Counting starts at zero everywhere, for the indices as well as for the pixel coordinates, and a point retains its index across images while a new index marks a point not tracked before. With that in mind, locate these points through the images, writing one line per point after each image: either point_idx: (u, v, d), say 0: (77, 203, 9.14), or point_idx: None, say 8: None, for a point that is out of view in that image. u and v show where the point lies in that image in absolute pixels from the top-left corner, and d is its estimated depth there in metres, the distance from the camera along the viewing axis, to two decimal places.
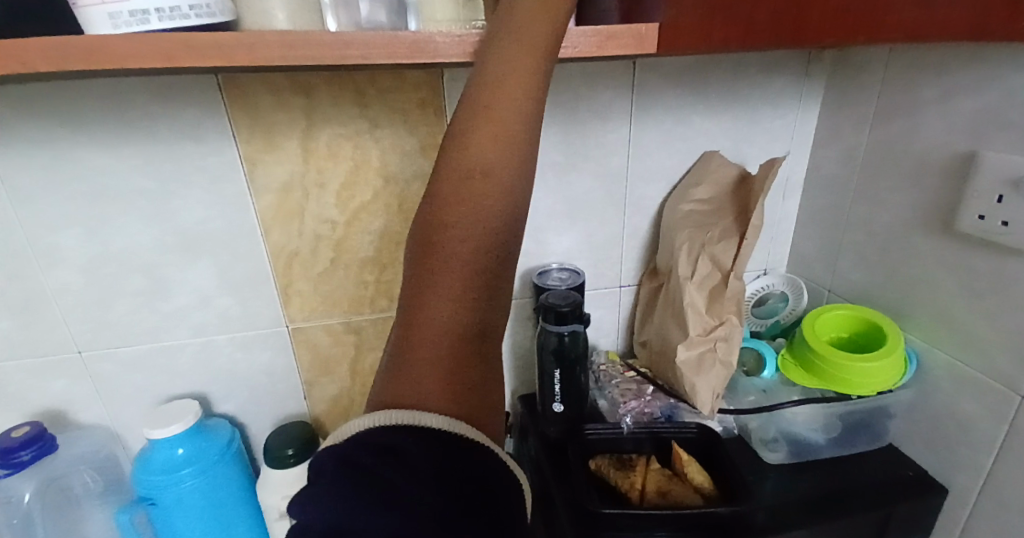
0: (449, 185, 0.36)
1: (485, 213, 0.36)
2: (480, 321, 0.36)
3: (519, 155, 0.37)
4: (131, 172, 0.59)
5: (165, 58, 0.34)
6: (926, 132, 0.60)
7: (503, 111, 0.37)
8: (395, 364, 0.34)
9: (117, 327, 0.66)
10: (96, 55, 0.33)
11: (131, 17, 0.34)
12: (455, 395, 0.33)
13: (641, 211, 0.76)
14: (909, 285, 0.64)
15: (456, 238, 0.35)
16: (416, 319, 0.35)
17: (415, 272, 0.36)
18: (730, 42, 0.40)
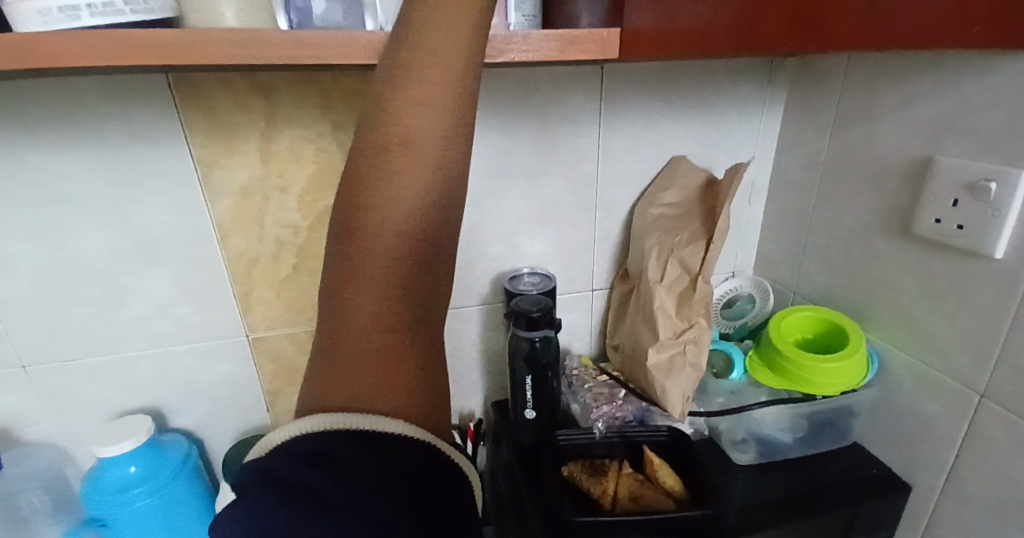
0: (373, 190, 0.36)
1: (410, 200, 0.36)
2: (409, 305, 0.38)
3: (446, 133, 0.36)
4: (81, 177, 0.56)
5: (101, 55, 0.32)
6: (885, 137, 0.61)
7: (428, 96, 0.35)
8: (330, 347, 0.37)
9: (67, 339, 0.63)
10: (27, 54, 0.32)
11: (61, 13, 0.32)
12: (394, 376, 0.37)
13: (611, 215, 0.77)
14: (872, 287, 0.66)
15: (380, 241, 0.36)
16: (344, 312, 0.37)
17: (341, 264, 0.37)
18: (692, 50, 0.40)
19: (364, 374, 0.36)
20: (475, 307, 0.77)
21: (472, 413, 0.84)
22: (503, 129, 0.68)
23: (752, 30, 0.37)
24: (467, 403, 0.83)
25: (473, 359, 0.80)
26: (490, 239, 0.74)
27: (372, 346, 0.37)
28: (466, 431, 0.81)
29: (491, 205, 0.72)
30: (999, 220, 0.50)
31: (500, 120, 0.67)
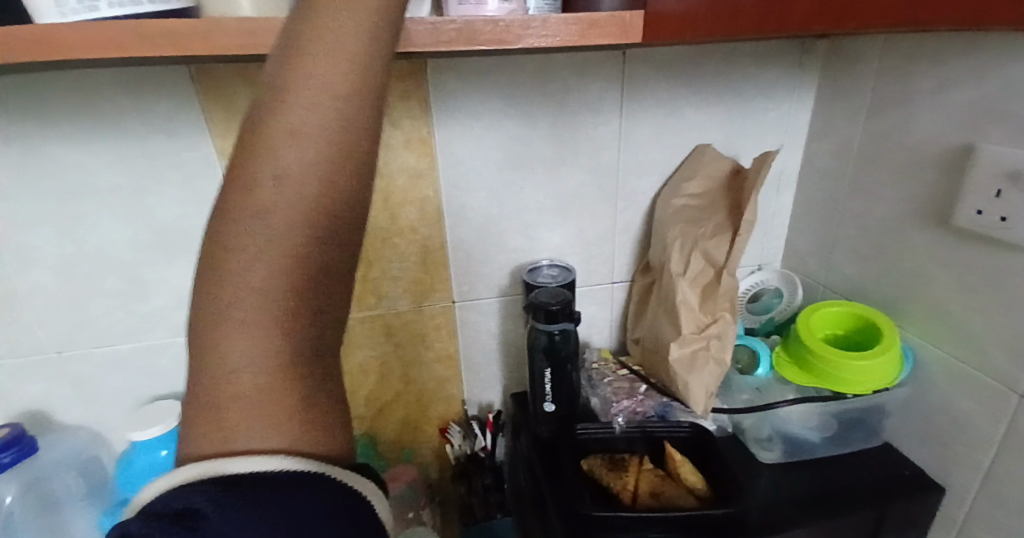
0: (245, 202, 0.26)
1: (286, 203, 0.26)
2: (303, 342, 0.29)
3: (339, 118, 0.27)
4: (108, 170, 0.57)
5: (116, 46, 0.33)
6: (920, 124, 0.59)
7: (316, 73, 0.26)
8: (197, 397, 0.29)
9: (96, 328, 0.64)
10: (46, 46, 0.32)
11: (78, 4, 0.32)
12: (280, 427, 0.29)
13: (632, 206, 0.75)
14: (905, 281, 0.63)
15: (253, 265, 0.26)
16: (214, 356, 0.28)
17: (205, 295, 0.27)
18: (716, 33, 0.38)
19: (240, 426, 0.28)
20: (494, 298, 0.77)
21: (491, 406, 0.84)
22: (522, 118, 0.67)
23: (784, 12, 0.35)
24: (486, 394, 0.83)
25: (491, 351, 0.80)
26: (509, 231, 0.73)
27: (250, 393, 0.28)
28: (486, 423, 0.81)
29: (510, 196, 0.71)
30: None
31: (519, 108, 0.66)
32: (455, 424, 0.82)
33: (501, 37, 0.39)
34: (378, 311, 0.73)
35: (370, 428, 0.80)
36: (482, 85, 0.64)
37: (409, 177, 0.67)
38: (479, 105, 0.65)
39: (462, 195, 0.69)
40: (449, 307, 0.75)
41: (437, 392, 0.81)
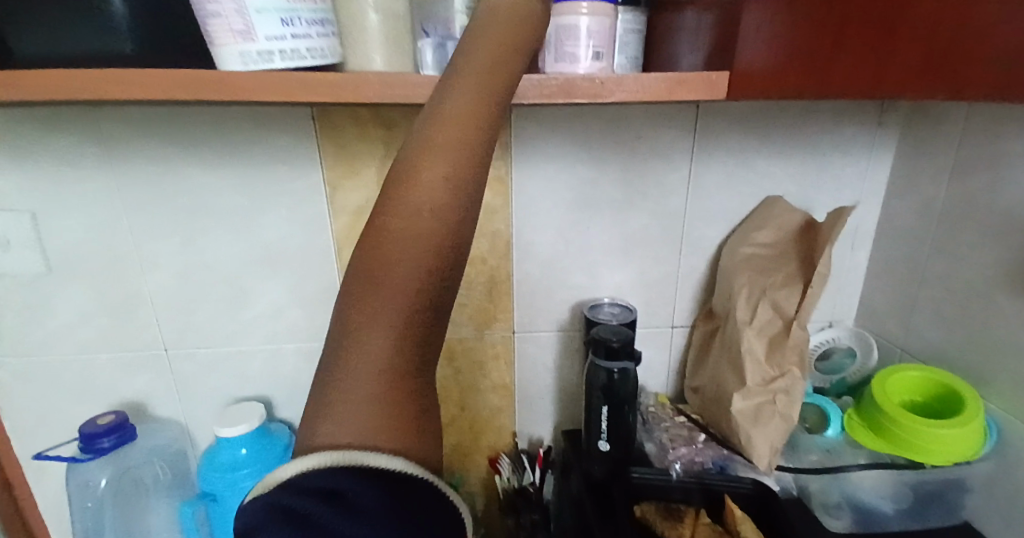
0: (393, 210, 0.30)
1: (420, 215, 0.30)
2: (422, 349, 0.31)
3: (468, 152, 0.31)
4: (229, 190, 0.65)
5: (284, 94, 0.36)
6: (1009, 188, 0.58)
7: (452, 119, 0.32)
8: (323, 394, 0.30)
9: (200, 329, 0.71)
10: (223, 88, 0.35)
11: (257, 55, 0.35)
12: (396, 427, 0.29)
13: (697, 251, 0.76)
14: (992, 349, 0.61)
15: (395, 266, 0.29)
16: (343, 355, 0.30)
17: (349, 294, 0.30)
18: (808, 90, 0.37)
19: (362, 424, 0.29)
20: (554, 333, 0.79)
21: (543, 440, 0.85)
22: (594, 163, 0.70)
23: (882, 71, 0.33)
24: (538, 428, 0.84)
25: (548, 384, 0.82)
26: (572, 267, 0.75)
27: (374, 393, 0.29)
28: (537, 457, 0.82)
29: (577, 233, 0.74)
30: None
31: (591, 152, 0.70)
32: (505, 456, 0.83)
33: (593, 91, 0.42)
34: None
35: None
36: (559, 130, 0.68)
37: (484, 211, 0.71)
38: (555, 148, 0.69)
39: (531, 230, 0.73)
40: (509, 337, 0.78)
41: (491, 421, 0.83)
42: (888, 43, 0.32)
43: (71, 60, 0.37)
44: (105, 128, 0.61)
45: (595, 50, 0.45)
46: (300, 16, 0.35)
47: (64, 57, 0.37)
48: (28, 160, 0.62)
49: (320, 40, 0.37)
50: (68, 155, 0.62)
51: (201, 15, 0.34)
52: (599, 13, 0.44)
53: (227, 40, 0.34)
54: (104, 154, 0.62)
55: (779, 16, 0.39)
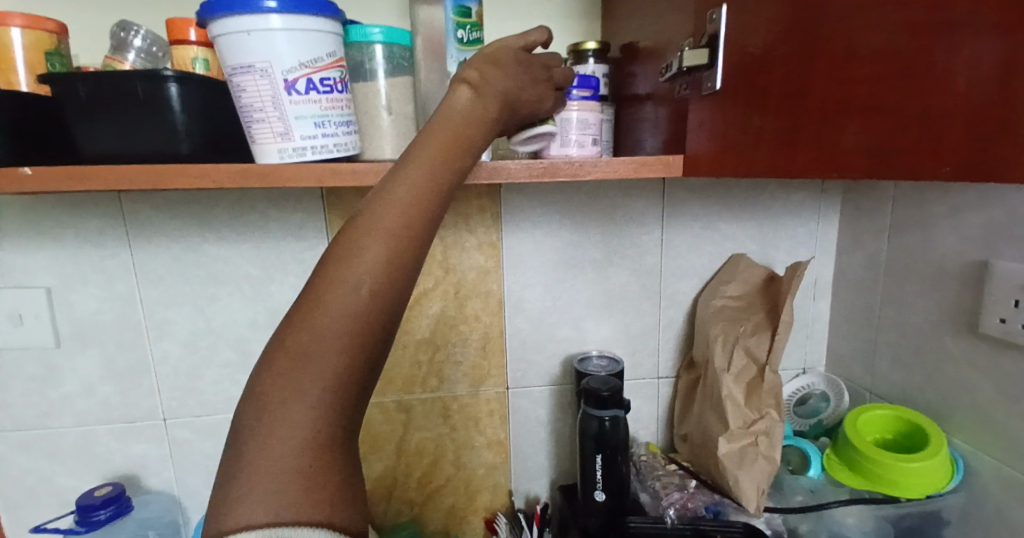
0: (331, 293, 0.33)
1: (356, 294, 0.33)
2: (345, 423, 0.33)
3: (408, 234, 0.35)
4: (242, 264, 0.70)
5: (315, 182, 0.41)
6: (939, 243, 0.65)
7: (393, 203, 0.35)
8: (241, 468, 0.31)
9: (203, 396, 0.74)
10: (270, 178, 0.41)
11: (293, 150, 0.40)
12: (317, 499, 0.31)
13: (675, 305, 0.82)
14: (945, 388, 0.66)
15: (325, 345, 0.32)
16: (265, 428, 0.31)
17: (274, 371, 0.32)
18: (740, 172, 0.43)
19: (283, 495, 0.30)
20: (545, 387, 0.82)
21: (538, 497, 0.87)
22: (576, 229, 0.77)
23: (790, 158, 0.38)
24: (533, 485, 0.86)
25: (541, 439, 0.84)
26: (560, 322, 0.80)
27: (295, 465, 0.31)
28: (533, 515, 0.83)
29: (562, 291, 0.79)
30: None
31: (574, 220, 0.77)
32: (501, 516, 0.84)
33: (575, 171, 0.49)
34: (438, 394, 0.80)
35: (421, 513, 0.84)
36: (542, 200, 0.75)
37: (476, 273, 0.77)
38: (539, 216, 0.76)
39: (520, 290, 0.78)
40: (502, 393, 0.82)
41: (485, 479, 0.85)
42: (793, 141, 0.38)
43: (128, 157, 0.43)
44: (127, 208, 0.67)
45: (593, 138, 0.54)
46: (331, 120, 0.41)
47: (130, 153, 0.43)
48: (51, 239, 0.66)
49: (346, 137, 0.42)
50: (92, 234, 0.67)
51: (248, 121, 0.40)
52: (591, 109, 0.53)
53: (269, 141, 0.40)
54: (124, 233, 0.67)
55: (711, 120, 0.45)
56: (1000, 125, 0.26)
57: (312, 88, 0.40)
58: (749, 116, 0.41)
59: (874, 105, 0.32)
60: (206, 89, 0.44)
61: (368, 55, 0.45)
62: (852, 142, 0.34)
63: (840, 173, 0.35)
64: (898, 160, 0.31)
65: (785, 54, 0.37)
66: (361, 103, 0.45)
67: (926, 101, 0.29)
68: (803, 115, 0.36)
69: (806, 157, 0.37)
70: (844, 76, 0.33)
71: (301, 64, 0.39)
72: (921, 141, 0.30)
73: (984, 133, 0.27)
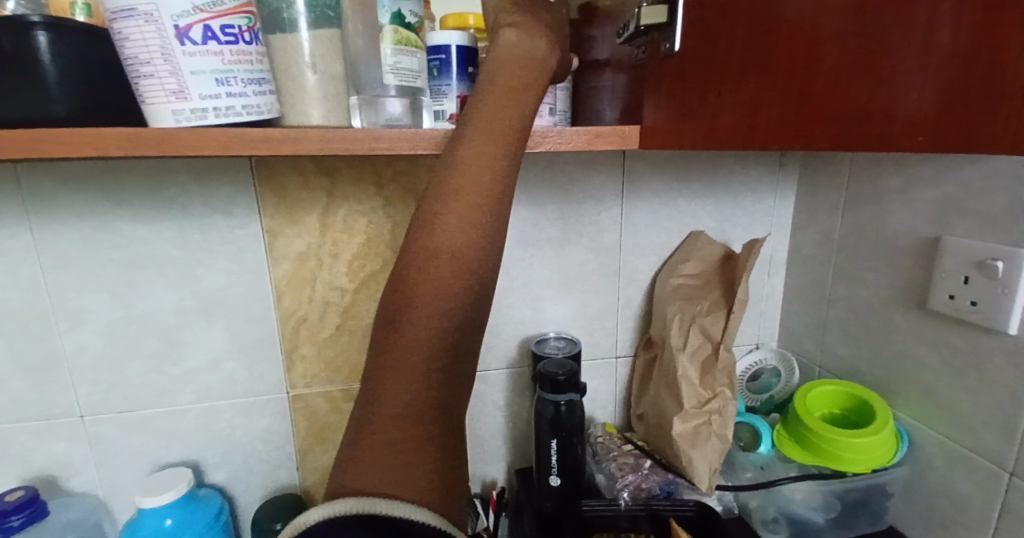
0: (415, 269, 0.37)
1: (437, 268, 0.37)
2: (438, 398, 0.38)
3: (480, 212, 0.38)
4: (166, 243, 0.63)
5: (218, 150, 0.36)
6: (891, 220, 0.66)
7: (463, 184, 0.38)
8: (360, 434, 0.37)
9: (127, 389, 0.67)
10: (166, 145, 0.35)
11: (191, 112, 0.35)
12: (411, 468, 0.36)
13: (633, 283, 0.80)
14: (893, 363, 0.67)
15: (413, 325, 0.37)
16: (375, 405, 0.37)
17: (379, 348, 0.38)
18: (699, 144, 0.40)
19: (384, 464, 0.36)
20: (502, 370, 0.80)
21: (495, 482, 0.85)
22: (533, 205, 0.74)
23: (752, 129, 0.36)
24: (489, 469, 0.84)
25: (497, 423, 0.82)
26: (517, 303, 0.78)
27: (397, 434, 0.36)
28: (490, 500, 0.81)
29: (520, 271, 0.76)
30: (1007, 297, 0.53)
31: (530, 196, 0.73)
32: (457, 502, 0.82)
33: None
34: None
35: None
36: None
37: None
38: None
39: None
40: None
41: None
42: (756, 110, 0.35)
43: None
44: (25, 181, 0.59)
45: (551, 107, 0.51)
46: (236, 76, 0.36)
47: None
48: None
49: (257, 98, 0.37)
50: None
51: (135, 76, 0.35)
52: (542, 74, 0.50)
53: (161, 100, 0.35)
54: (23, 209, 0.59)
55: (669, 84, 0.42)
56: (974, 90, 0.24)
57: (210, 37, 0.34)
58: (708, 78, 0.38)
59: (839, 67, 0.30)
60: (84, 41, 0.38)
61: (286, 2, 0.39)
62: (816, 108, 0.31)
63: (800, 143, 0.33)
64: (869, 131, 0.29)
65: (749, 8, 0.34)
66: (280, 59, 0.40)
67: (894, 65, 0.27)
68: (766, 77, 0.34)
69: (768, 127, 0.34)
70: (810, 34, 0.31)
71: (196, 7, 0.34)
72: (886, 110, 0.28)
73: (950, 102, 0.25)
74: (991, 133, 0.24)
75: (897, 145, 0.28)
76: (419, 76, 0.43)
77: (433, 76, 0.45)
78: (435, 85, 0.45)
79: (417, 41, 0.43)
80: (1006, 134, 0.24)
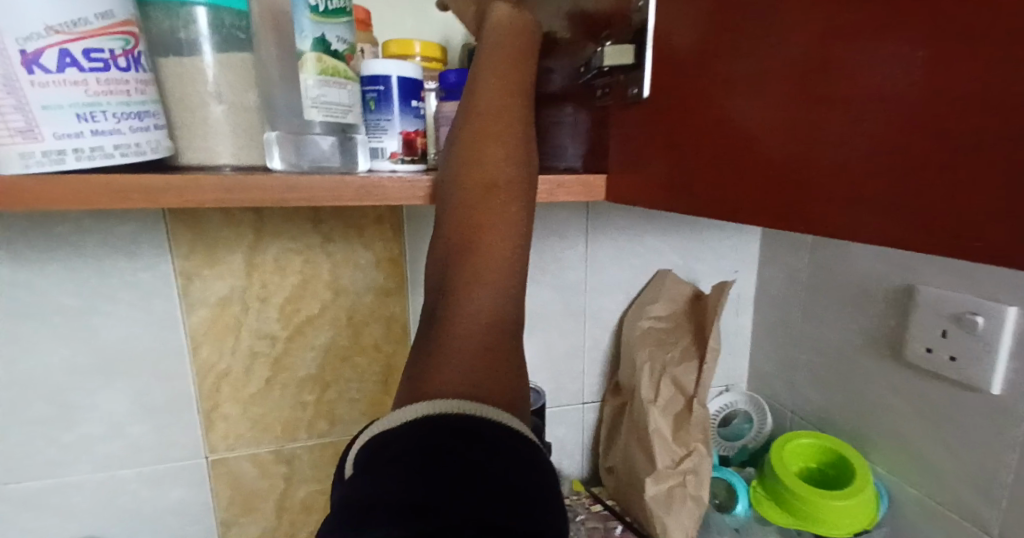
0: (474, 194, 0.39)
1: (494, 183, 0.39)
2: (512, 307, 0.36)
3: (514, 136, 0.41)
4: (57, 291, 0.55)
5: (76, 200, 0.30)
6: (861, 262, 0.63)
7: (495, 117, 0.41)
8: (436, 355, 0.33)
9: (7, 463, 0.57)
10: (8, 197, 0.29)
11: (44, 156, 0.29)
12: (495, 371, 0.32)
13: (599, 323, 0.75)
14: (866, 412, 0.64)
15: (490, 237, 0.38)
16: (457, 321, 0.34)
17: (454, 270, 0.37)
18: (647, 202, 0.36)
19: (472, 373, 0.31)
20: None
21: None
22: None
23: (692, 192, 0.31)
24: None
25: None
26: None
27: (483, 342, 0.33)
28: None
29: None
30: (991, 355, 0.50)
31: None
32: None
33: None
34: (329, 439, 0.66)
35: None
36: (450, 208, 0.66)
37: (375, 295, 0.63)
38: None
39: None
40: None
41: None
42: (695, 171, 0.31)
43: None
44: None
45: None
46: (105, 109, 0.30)
47: None
48: None
49: (136, 135, 0.31)
50: None
51: None
52: None
53: (4, 140, 0.28)
54: None
55: (630, 140, 0.37)
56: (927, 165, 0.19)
57: (70, 64, 0.29)
58: (659, 141, 0.34)
59: (780, 132, 0.25)
60: None
61: (183, 20, 0.35)
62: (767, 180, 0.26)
63: (755, 222, 0.27)
64: (803, 209, 0.24)
65: (693, 58, 0.30)
66: (174, 87, 0.35)
67: (845, 124, 0.22)
68: (711, 145, 0.29)
69: (707, 192, 0.30)
70: (750, 95, 0.27)
71: (49, 28, 0.28)
72: (825, 184, 0.23)
73: (909, 162, 0.20)
74: (962, 199, 0.19)
75: (837, 228, 0.23)
76: (350, 110, 0.39)
77: (371, 109, 0.41)
78: (372, 119, 0.41)
79: (346, 71, 0.39)
80: (981, 200, 0.18)
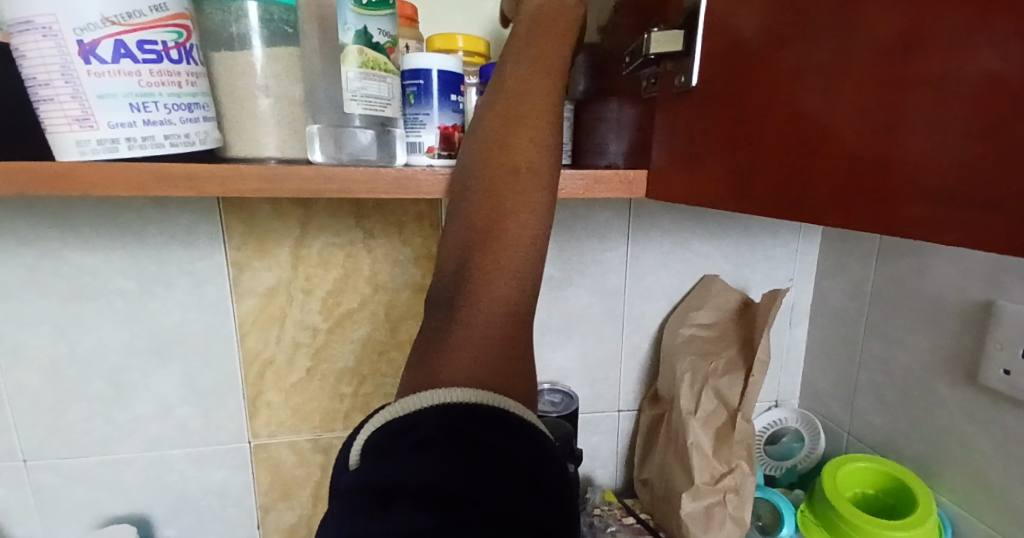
0: (504, 180, 0.38)
1: (524, 171, 0.38)
2: (527, 295, 0.37)
3: (548, 122, 0.40)
4: (118, 275, 0.58)
5: (124, 187, 0.31)
6: (936, 276, 0.59)
7: (528, 101, 0.40)
8: (448, 337, 0.35)
9: (69, 435, 0.61)
10: (62, 182, 0.30)
11: (99, 144, 0.30)
12: (500, 363, 0.33)
13: (639, 329, 0.73)
14: (935, 438, 0.59)
15: (511, 224, 0.38)
16: (472, 303, 0.36)
17: (469, 255, 0.38)
18: (694, 200, 0.35)
19: (477, 360, 0.33)
20: None
21: None
22: None
23: (747, 189, 0.30)
24: None
25: None
26: None
27: (496, 328, 0.35)
28: None
29: None
30: None
31: None
32: None
33: None
34: None
35: None
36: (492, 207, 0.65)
37: (412, 292, 0.64)
38: None
39: None
40: None
41: None
42: (751, 167, 0.29)
43: None
44: None
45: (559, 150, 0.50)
46: (157, 100, 0.31)
47: None
48: None
49: (186, 126, 0.32)
50: None
51: (37, 100, 0.31)
52: None
53: (64, 128, 0.30)
54: None
55: (680, 132, 0.35)
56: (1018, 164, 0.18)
57: (124, 54, 0.30)
58: (711, 133, 0.32)
59: (851, 125, 0.23)
60: None
61: (235, 15, 0.36)
62: (832, 177, 0.24)
63: (816, 222, 0.25)
64: (873, 208, 0.22)
65: (756, 47, 0.28)
66: (224, 79, 0.37)
67: (932, 122, 0.20)
68: (771, 139, 0.27)
69: (763, 190, 0.28)
70: (822, 84, 0.24)
71: (105, 20, 0.29)
72: (900, 183, 0.21)
73: (996, 160, 0.18)
74: None
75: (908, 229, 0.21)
76: (389, 104, 0.39)
77: (410, 104, 0.41)
78: (411, 113, 0.41)
79: (387, 65, 0.39)
80: None
